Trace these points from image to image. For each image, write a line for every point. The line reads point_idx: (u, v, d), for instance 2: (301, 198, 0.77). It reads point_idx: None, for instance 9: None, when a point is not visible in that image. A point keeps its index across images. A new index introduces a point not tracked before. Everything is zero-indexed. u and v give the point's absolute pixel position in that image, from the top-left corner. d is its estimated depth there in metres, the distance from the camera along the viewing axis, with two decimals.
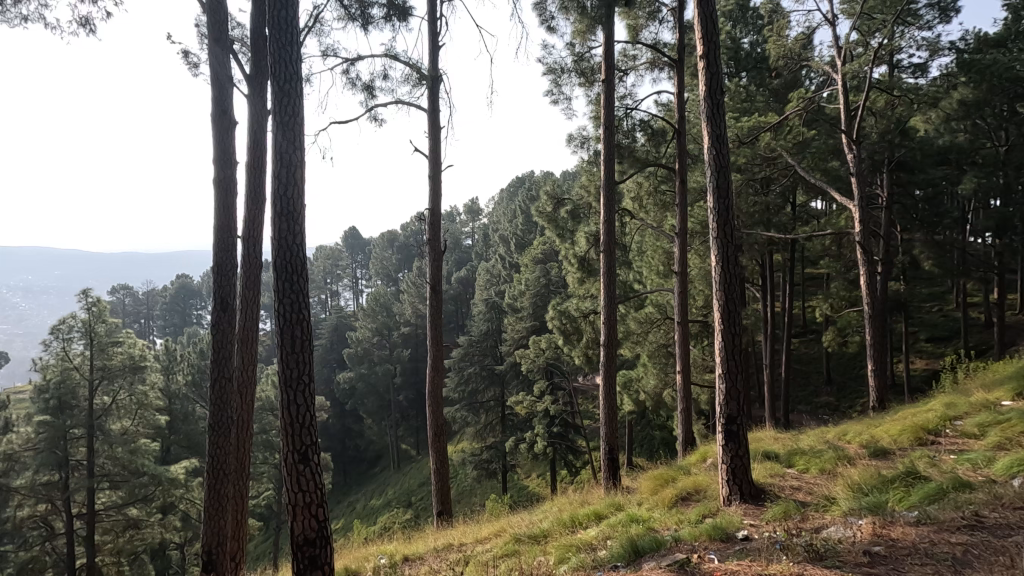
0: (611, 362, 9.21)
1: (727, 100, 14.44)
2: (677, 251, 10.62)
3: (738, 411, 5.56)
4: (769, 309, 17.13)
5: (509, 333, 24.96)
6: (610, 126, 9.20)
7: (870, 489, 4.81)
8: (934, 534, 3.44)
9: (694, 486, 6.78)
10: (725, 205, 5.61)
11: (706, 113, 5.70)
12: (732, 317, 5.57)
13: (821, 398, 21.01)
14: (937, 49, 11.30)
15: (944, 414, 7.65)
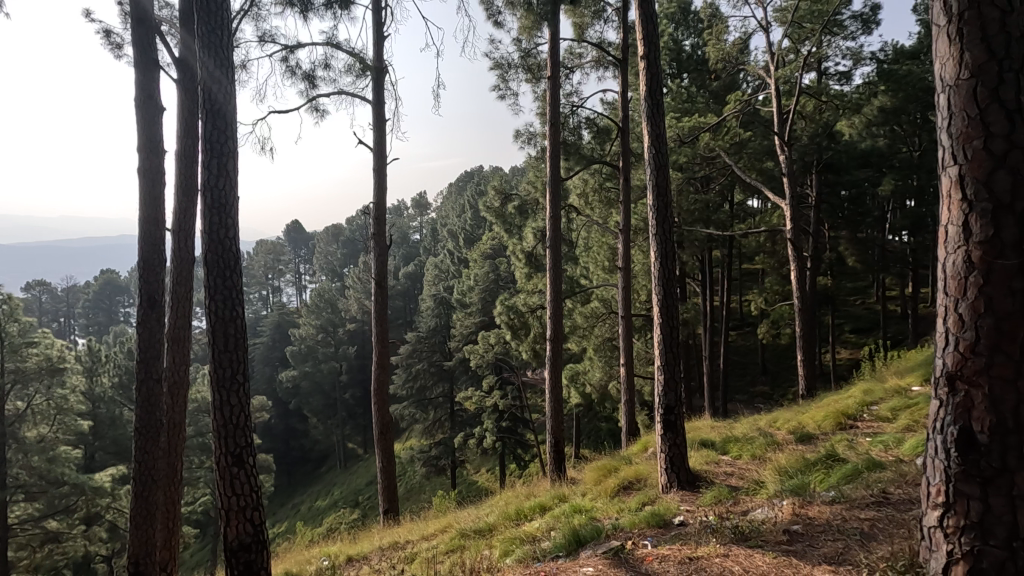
0: (557, 356, 9.35)
1: (668, 101, 14.89)
2: (621, 247, 10.88)
3: (675, 402, 5.77)
4: (708, 303, 17.84)
5: (458, 328, 24.88)
6: (556, 123, 9.30)
7: (795, 472, 5.12)
8: (846, 511, 3.70)
9: (636, 476, 6.99)
10: (664, 202, 5.78)
11: (647, 112, 5.85)
12: (670, 310, 5.76)
13: (757, 387, 22.08)
14: (860, 58, 12.06)
15: (863, 400, 8.23)
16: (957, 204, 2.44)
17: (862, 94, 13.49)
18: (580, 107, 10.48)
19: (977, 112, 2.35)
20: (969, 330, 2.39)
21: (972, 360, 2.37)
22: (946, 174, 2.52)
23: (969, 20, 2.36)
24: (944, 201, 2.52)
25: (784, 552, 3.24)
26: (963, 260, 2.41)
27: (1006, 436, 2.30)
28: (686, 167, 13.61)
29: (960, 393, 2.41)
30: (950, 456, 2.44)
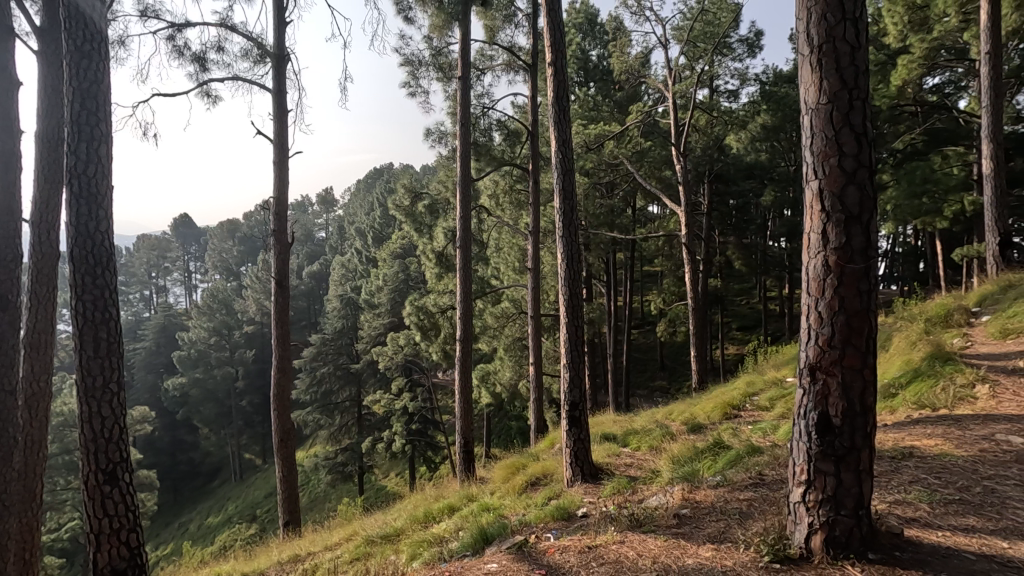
0: (466, 356, 9.36)
1: (575, 108, 15.42)
2: (531, 248, 11.10)
3: (580, 398, 5.98)
4: (612, 303, 18.64)
5: (366, 330, 24.15)
6: (466, 123, 9.32)
7: (687, 460, 5.51)
8: (728, 493, 4.04)
9: (543, 471, 7.18)
10: (570, 205, 5.96)
11: (554, 117, 6.01)
12: (576, 310, 5.96)
13: (656, 382, 23.44)
14: (746, 78, 13.21)
15: (746, 391, 9.02)
16: (817, 214, 2.73)
17: (747, 112, 14.77)
18: (490, 109, 10.56)
19: (833, 134, 2.66)
20: (825, 325, 2.69)
21: (828, 352, 2.68)
22: (809, 186, 2.81)
23: (827, 52, 2.66)
24: (807, 212, 2.82)
25: (674, 534, 3.46)
26: (822, 264, 2.71)
27: (853, 419, 2.65)
28: (592, 172, 14.17)
29: (820, 382, 2.71)
30: (812, 439, 2.74)
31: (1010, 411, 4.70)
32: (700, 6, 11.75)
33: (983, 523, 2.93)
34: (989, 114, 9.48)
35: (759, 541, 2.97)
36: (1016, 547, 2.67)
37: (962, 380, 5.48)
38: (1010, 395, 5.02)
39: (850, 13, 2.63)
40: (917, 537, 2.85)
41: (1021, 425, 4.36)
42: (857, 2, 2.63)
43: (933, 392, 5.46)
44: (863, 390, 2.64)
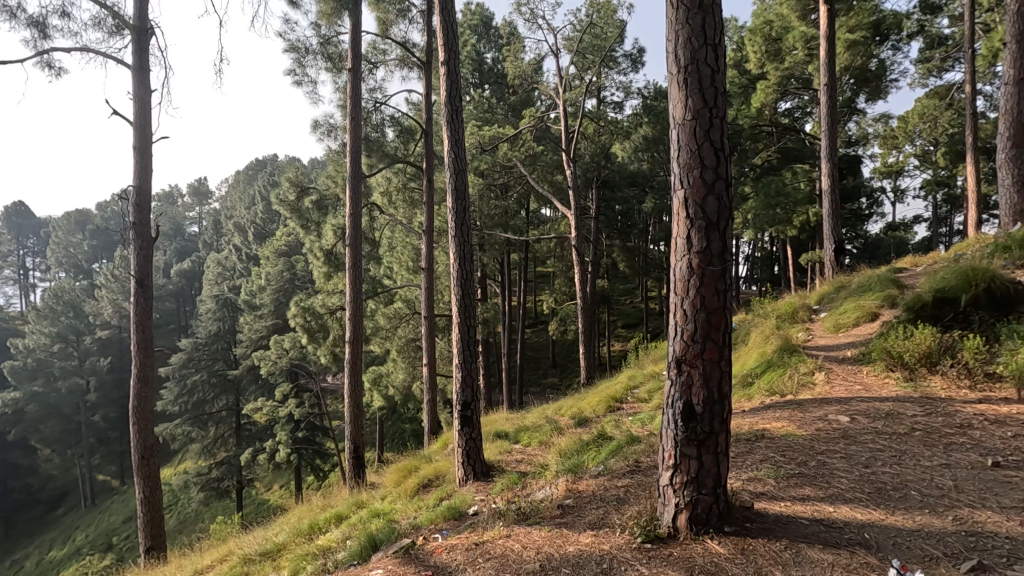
0: (356, 359, 9.02)
1: (470, 109, 15.48)
2: (425, 248, 10.95)
3: (472, 398, 6.02)
4: (506, 303, 18.93)
5: (245, 333, 22.42)
6: (357, 117, 8.96)
7: (573, 452, 5.76)
8: (608, 481, 4.29)
9: (435, 473, 7.12)
10: (462, 205, 5.96)
11: (447, 117, 5.97)
12: (467, 310, 5.98)
13: (547, 380, 24.20)
14: (630, 91, 14.10)
15: (628, 385, 9.61)
16: (684, 219, 2.99)
17: (631, 123, 15.79)
18: (383, 104, 10.28)
19: (696, 149, 2.92)
20: (690, 322, 2.95)
21: (692, 346, 2.95)
22: (677, 195, 3.06)
23: (692, 73, 2.92)
24: (675, 218, 3.06)
25: (558, 524, 3.61)
26: (686, 266, 2.97)
27: (712, 407, 2.94)
28: (486, 173, 14.33)
29: (685, 373, 2.97)
30: (678, 426, 2.99)
31: (840, 394, 5.47)
32: (589, 18, 12.34)
33: (815, 492, 3.39)
34: (827, 138, 10.92)
35: (633, 524, 3.19)
36: (839, 510, 3.12)
37: (805, 369, 6.27)
38: (840, 380, 5.84)
39: (711, 39, 2.91)
40: (765, 507, 3.23)
41: (847, 405, 5.09)
42: (717, 30, 2.91)
43: (782, 380, 6.20)
44: (720, 380, 2.93)
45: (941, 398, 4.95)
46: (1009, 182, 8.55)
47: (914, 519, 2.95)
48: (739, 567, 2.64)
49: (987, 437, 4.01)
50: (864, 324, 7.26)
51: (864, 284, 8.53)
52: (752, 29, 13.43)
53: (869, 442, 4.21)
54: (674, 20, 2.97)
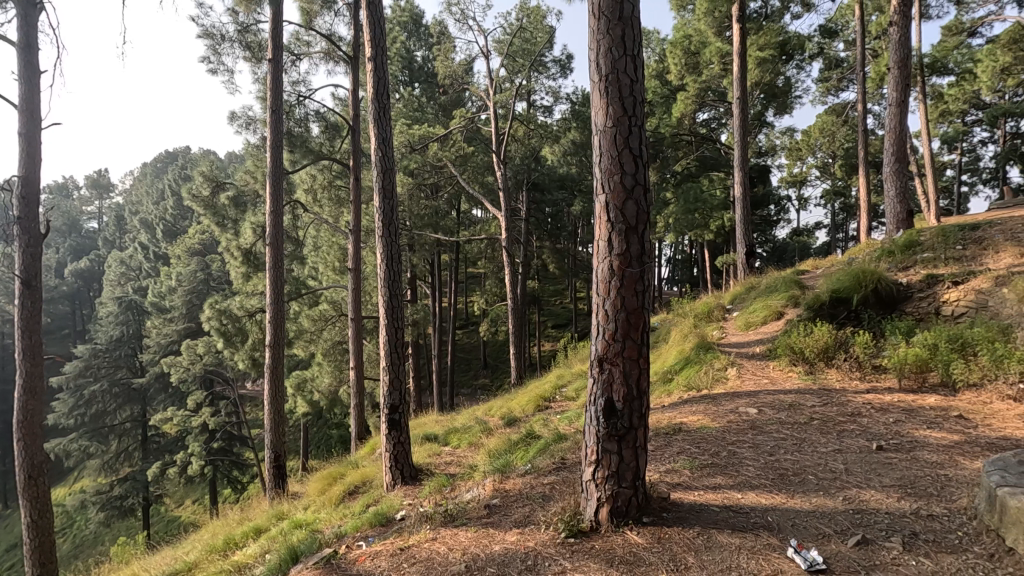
0: (277, 363, 8.59)
1: (399, 107, 15.20)
2: (352, 248, 10.63)
3: (400, 400, 5.92)
4: (437, 304, 18.73)
5: (152, 337, 20.80)
6: (278, 111, 8.56)
7: (502, 452, 5.79)
8: (534, 479, 4.36)
9: (362, 479, 6.92)
10: (389, 205, 5.85)
11: (373, 114, 5.83)
12: (395, 312, 5.86)
13: (479, 381, 24.18)
14: (559, 96, 14.41)
15: (557, 385, 9.79)
16: (605, 222, 3.09)
17: (561, 128, 16.16)
18: (307, 98, 9.88)
19: (617, 154, 3.03)
20: (611, 322, 3.06)
21: (613, 345, 3.06)
22: (600, 198, 3.15)
23: (612, 81, 3.03)
24: (598, 222, 3.16)
25: (484, 524, 3.62)
26: (608, 268, 3.07)
27: (631, 403, 3.06)
28: (416, 173, 14.16)
29: (606, 371, 3.07)
30: (599, 422, 3.08)
31: (750, 388, 5.86)
32: (519, 22, 12.50)
33: (725, 480, 3.62)
34: (739, 148, 11.65)
35: (557, 519, 3.26)
36: (746, 496, 3.35)
37: (719, 365, 6.67)
38: (750, 374, 6.26)
39: (629, 50, 3.03)
40: (680, 497, 3.40)
41: (756, 398, 5.47)
42: (635, 42, 3.04)
43: (698, 376, 6.55)
44: (639, 377, 3.06)
45: (836, 389, 5.43)
46: (894, 193, 9.49)
47: (811, 500, 3.23)
48: (655, 555, 2.77)
49: (873, 424, 4.45)
50: (771, 322, 7.83)
51: (771, 285, 9.21)
52: (673, 42, 14.21)
53: (774, 431, 4.54)
54: (596, 29, 3.06)
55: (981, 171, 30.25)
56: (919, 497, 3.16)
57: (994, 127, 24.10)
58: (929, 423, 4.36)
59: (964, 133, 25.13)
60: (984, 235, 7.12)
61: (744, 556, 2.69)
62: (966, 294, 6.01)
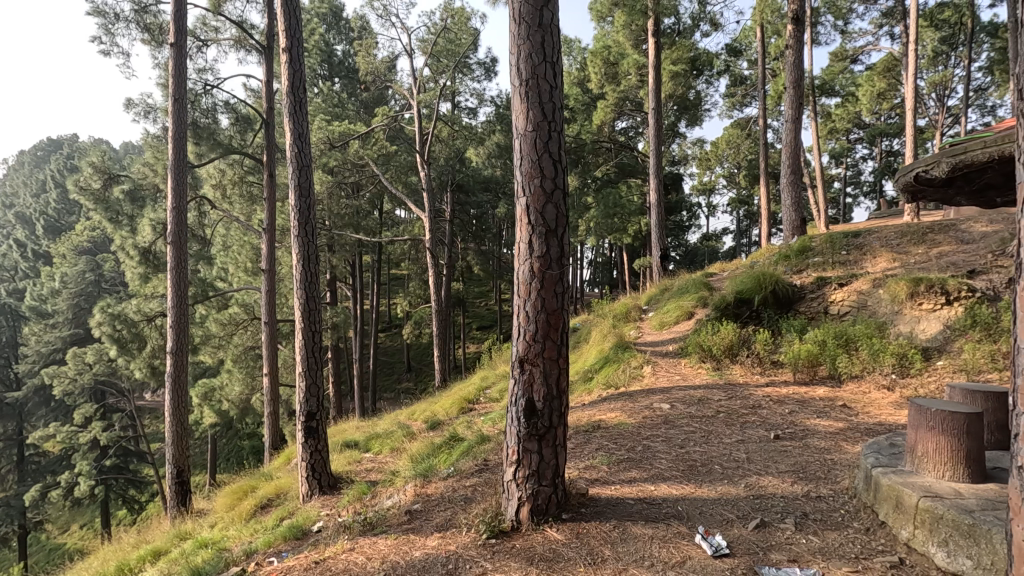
0: (180, 371, 7.96)
1: (318, 101, 14.60)
2: (265, 247, 10.05)
3: (317, 407, 5.69)
4: (358, 306, 18.15)
5: (31, 345, 18.65)
6: (182, 100, 7.94)
7: (425, 457, 5.71)
8: (456, 482, 4.33)
9: (276, 492, 6.56)
10: (306, 203, 5.58)
11: (289, 108, 5.54)
12: (312, 315, 5.61)
13: (402, 384, 23.67)
14: (483, 98, 14.48)
15: (480, 387, 9.79)
16: (525, 225, 3.13)
17: (485, 130, 16.16)
18: (215, 87, 9.25)
19: (537, 159, 3.08)
20: (532, 323, 3.10)
21: (533, 346, 3.10)
22: (521, 201, 3.18)
23: (532, 87, 3.08)
24: (519, 224, 3.19)
25: (405, 530, 3.55)
26: (528, 270, 3.11)
27: (551, 402, 3.12)
28: (336, 170, 13.65)
29: (527, 372, 3.11)
30: (520, 423, 3.12)
31: (664, 384, 6.16)
32: (443, 23, 12.37)
33: (640, 473, 3.78)
34: (654, 156, 12.21)
35: (479, 521, 3.25)
36: (659, 488, 3.52)
37: (636, 363, 6.95)
38: (664, 372, 6.58)
39: (548, 57, 3.09)
40: (598, 492, 3.51)
41: (669, 394, 5.75)
42: (554, 49, 3.12)
43: (617, 374, 6.79)
44: (559, 376, 3.13)
45: (740, 383, 5.83)
46: (790, 202, 10.32)
47: (716, 489, 3.44)
48: (574, 550, 2.83)
49: (771, 415, 4.82)
50: (682, 322, 8.28)
51: (683, 287, 9.73)
52: (593, 51, 14.68)
53: (684, 425, 4.80)
54: (517, 34, 3.10)
55: (862, 184, 33.68)
56: (809, 481, 3.45)
57: (872, 145, 26.90)
58: (819, 412, 4.79)
59: (848, 150, 27.87)
60: (864, 242, 7.92)
61: (656, 545, 2.83)
62: (850, 295, 6.66)
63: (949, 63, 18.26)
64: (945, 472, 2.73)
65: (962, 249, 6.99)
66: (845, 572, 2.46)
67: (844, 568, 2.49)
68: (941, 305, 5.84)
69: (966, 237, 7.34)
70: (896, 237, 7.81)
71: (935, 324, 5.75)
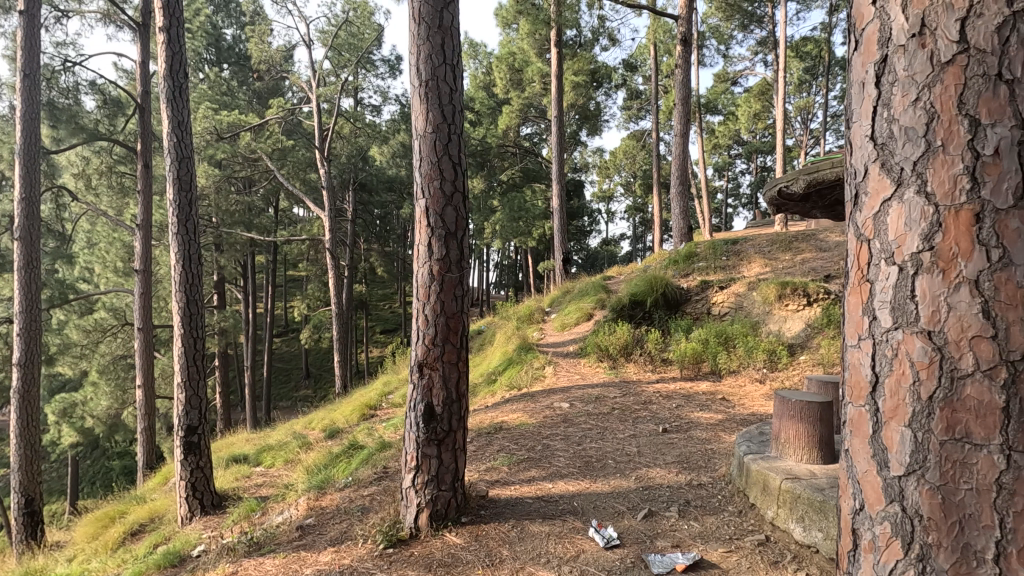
0: (30, 386, 6.95)
1: (203, 88, 13.42)
2: (140, 246, 9.08)
3: (199, 420, 5.25)
4: (250, 309, 16.95)
5: None
6: (33, 76, 6.93)
7: (321, 467, 5.44)
8: (353, 492, 4.17)
9: (149, 516, 5.95)
10: (187, 198, 5.11)
11: (166, 94, 5.03)
12: (194, 320, 5.14)
13: (299, 391, 22.44)
14: (388, 96, 14.19)
15: (382, 392, 9.51)
16: (424, 227, 3.09)
17: (389, 128, 15.78)
18: (77, 64, 8.21)
19: (437, 162, 3.06)
20: (431, 327, 3.06)
21: (432, 349, 3.06)
22: (421, 204, 3.12)
23: (432, 90, 3.05)
24: (419, 227, 3.13)
25: (295, 547, 3.35)
26: (428, 273, 3.07)
27: (450, 406, 3.10)
28: (225, 164, 12.69)
29: (426, 376, 3.07)
30: (419, 428, 3.07)
31: (563, 384, 6.35)
32: (345, 16, 11.86)
33: (538, 472, 3.87)
34: (556, 162, 12.57)
35: (375, 531, 3.15)
36: (556, 485, 3.62)
37: (537, 364, 7.13)
38: (564, 371, 6.80)
39: (449, 59, 3.08)
40: (498, 493, 3.55)
41: (568, 393, 5.94)
42: (455, 51, 3.11)
43: (519, 375, 6.91)
44: (458, 380, 3.12)
45: (634, 380, 6.16)
46: (679, 210, 11.09)
47: (609, 483, 3.61)
48: (472, 553, 2.83)
49: (660, 409, 5.15)
50: (582, 322, 8.60)
51: (583, 289, 10.12)
52: (499, 56, 14.91)
53: (582, 423, 4.98)
54: (416, 34, 3.05)
55: (741, 196, 36.99)
56: (692, 470, 3.72)
57: (749, 161, 29.72)
58: (701, 406, 5.19)
59: (729, 164, 30.54)
60: (740, 249, 8.70)
61: (552, 541, 2.90)
62: (729, 297, 7.29)
63: (811, 91, 20.62)
64: (803, 455, 3.08)
65: (820, 257, 7.90)
66: (720, 553, 2.69)
67: (719, 549, 2.72)
68: (803, 306, 6.55)
69: (823, 246, 8.31)
70: (768, 245, 8.67)
71: (798, 323, 6.44)
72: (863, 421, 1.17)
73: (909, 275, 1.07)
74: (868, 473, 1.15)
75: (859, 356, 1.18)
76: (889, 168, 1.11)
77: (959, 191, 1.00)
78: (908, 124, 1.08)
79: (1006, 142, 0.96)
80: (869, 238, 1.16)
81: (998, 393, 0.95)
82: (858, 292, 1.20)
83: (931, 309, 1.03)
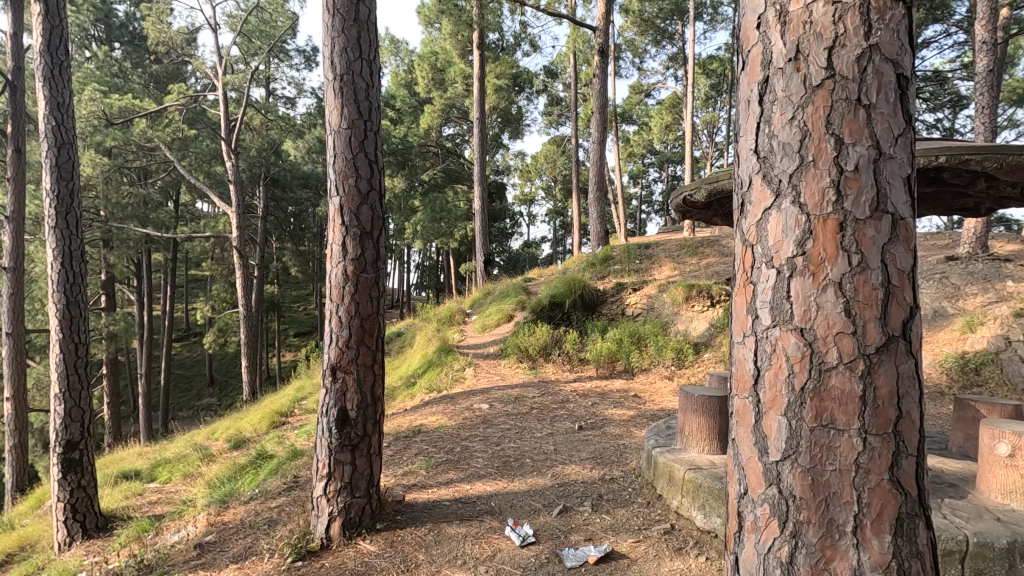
0: None
1: (89, 68, 12.16)
2: (9, 241, 8.06)
3: (82, 433, 4.76)
4: (145, 311, 15.56)
5: None
6: None
7: (225, 479, 5.09)
8: (259, 505, 3.93)
9: (19, 545, 5.28)
10: (68, 188, 4.60)
11: (42, 73, 4.51)
12: (75, 324, 4.64)
13: (202, 399, 20.89)
14: (303, 89, 13.59)
15: (295, 398, 9.06)
16: (338, 226, 2.98)
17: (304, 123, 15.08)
18: None
19: (352, 159, 2.96)
20: (345, 328, 2.96)
21: (346, 352, 2.97)
22: (335, 201, 3.00)
23: (347, 84, 2.95)
24: (332, 224, 3.01)
25: (192, 567, 3.12)
26: (342, 273, 2.97)
27: (365, 410, 3.01)
28: (115, 151, 11.58)
29: (340, 379, 2.96)
30: (332, 433, 2.95)
31: (484, 385, 6.37)
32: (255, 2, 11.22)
33: (456, 474, 3.85)
34: (478, 164, 12.60)
35: (282, 544, 2.98)
36: (474, 486, 3.62)
37: (457, 365, 7.10)
38: (484, 372, 6.82)
39: (365, 54, 3.00)
40: (414, 497, 3.49)
41: (488, 394, 5.97)
42: (371, 47, 3.03)
43: (439, 377, 6.84)
44: (373, 383, 3.04)
45: (552, 380, 6.30)
46: (596, 215, 11.47)
47: (526, 482, 3.66)
48: (386, 560, 2.77)
49: (577, 407, 5.31)
50: (503, 324, 8.68)
51: (504, 291, 10.20)
52: (421, 54, 14.74)
53: (500, 423, 5.02)
54: (330, 26, 2.95)
55: (654, 203, 38.89)
56: (604, 465, 3.87)
57: (661, 170, 31.37)
58: (615, 403, 5.41)
59: (644, 173, 32.06)
60: (652, 253, 9.15)
61: (469, 542, 2.90)
62: (641, 298, 7.65)
63: (717, 107, 22.11)
64: (705, 447, 3.29)
65: (723, 261, 8.48)
66: (629, 543, 2.80)
67: (629, 540, 2.84)
68: (708, 307, 7.00)
69: (725, 251, 8.93)
70: (677, 250, 9.18)
71: (703, 323, 6.86)
72: (747, 412, 1.26)
73: (785, 277, 1.17)
74: (751, 460, 1.24)
75: (744, 352, 1.27)
76: (770, 180, 1.21)
77: (825, 202, 1.12)
78: (786, 139, 1.18)
79: (864, 160, 1.10)
80: (752, 242, 1.25)
81: (857, 383, 1.09)
82: (743, 292, 1.29)
83: (803, 308, 1.14)
